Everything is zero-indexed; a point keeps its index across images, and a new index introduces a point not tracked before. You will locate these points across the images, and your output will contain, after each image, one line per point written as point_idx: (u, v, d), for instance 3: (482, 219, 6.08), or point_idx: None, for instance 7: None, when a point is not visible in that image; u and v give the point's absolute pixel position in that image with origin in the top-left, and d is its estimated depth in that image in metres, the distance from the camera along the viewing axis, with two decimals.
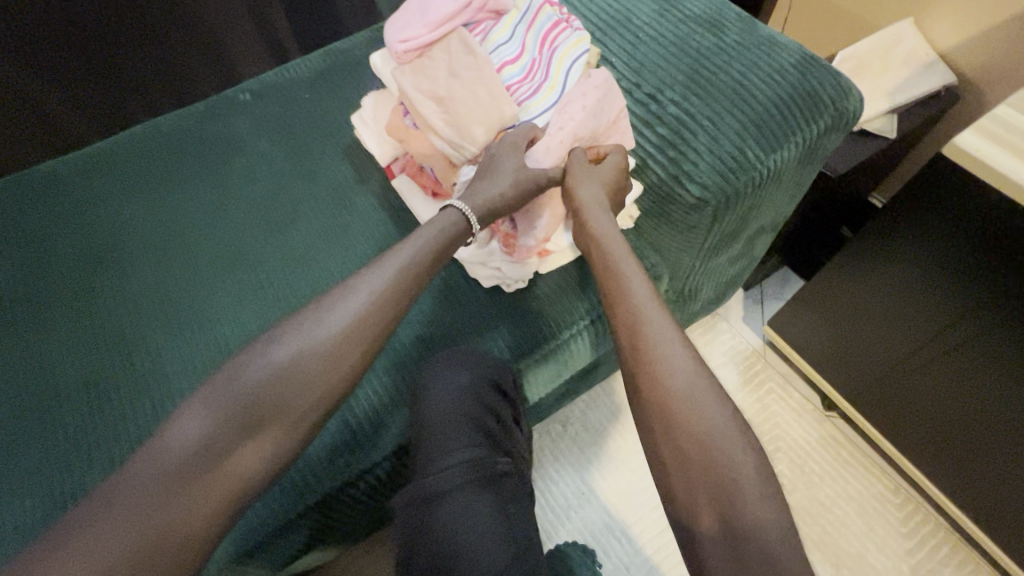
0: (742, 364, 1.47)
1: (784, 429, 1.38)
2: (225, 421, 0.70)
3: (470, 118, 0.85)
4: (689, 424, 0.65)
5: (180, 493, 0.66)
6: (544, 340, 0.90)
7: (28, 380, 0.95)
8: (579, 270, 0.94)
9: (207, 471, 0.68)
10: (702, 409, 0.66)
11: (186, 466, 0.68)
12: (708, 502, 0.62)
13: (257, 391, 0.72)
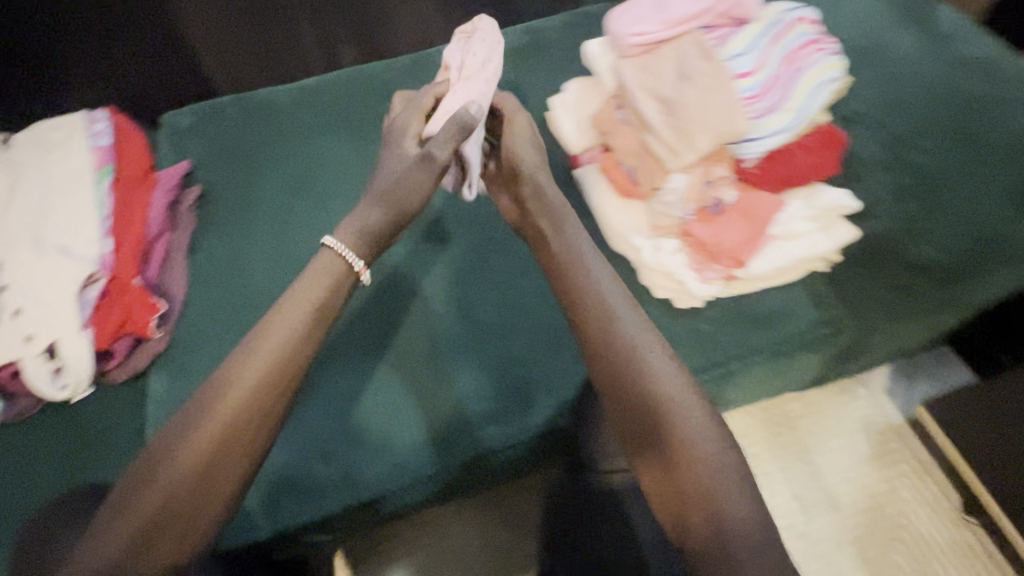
0: (874, 439, 1.34)
1: (910, 522, 1.25)
2: (237, 374, 0.65)
3: (694, 123, 0.81)
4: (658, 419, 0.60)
5: (194, 441, 0.61)
6: (709, 364, 0.85)
7: (212, 277, 1.03)
8: (762, 302, 0.88)
9: (222, 421, 0.62)
10: (689, 413, 0.60)
11: (203, 417, 0.62)
12: (676, 496, 0.57)
13: (267, 340, 0.67)
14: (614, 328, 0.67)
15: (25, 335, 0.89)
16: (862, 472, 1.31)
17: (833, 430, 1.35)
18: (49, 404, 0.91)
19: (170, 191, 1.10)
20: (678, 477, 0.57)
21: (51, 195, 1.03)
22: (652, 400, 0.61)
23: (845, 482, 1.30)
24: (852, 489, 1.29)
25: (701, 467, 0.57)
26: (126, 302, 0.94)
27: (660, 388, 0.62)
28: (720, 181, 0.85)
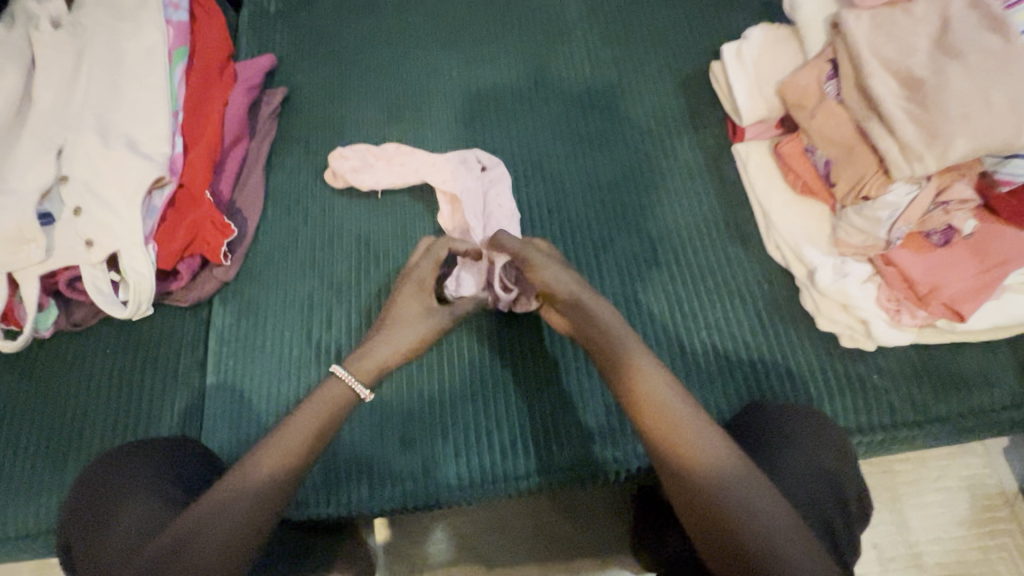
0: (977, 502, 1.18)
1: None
2: (267, 453, 0.55)
3: (955, 123, 0.59)
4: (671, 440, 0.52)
5: (209, 536, 0.49)
6: (870, 425, 0.69)
7: (289, 202, 0.90)
8: (953, 362, 0.71)
9: (243, 513, 0.51)
10: (696, 434, 0.52)
11: (222, 510, 0.51)
12: (707, 534, 0.48)
13: (291, 428, 0.57)
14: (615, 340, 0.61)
15: (85, 240, 0.79)
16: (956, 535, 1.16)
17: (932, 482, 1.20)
18: (106, 318, 0.82)
19: (251, 91, 0.95)
20: (713, 511, 0.48)
21: (121, 76, 0.89)
22: (682, 432, 0.52)
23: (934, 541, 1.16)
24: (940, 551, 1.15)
25: (751, 507, 0.48)
26: (194, 218, 0.82)
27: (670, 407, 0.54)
28: (957, 205, 0.64)
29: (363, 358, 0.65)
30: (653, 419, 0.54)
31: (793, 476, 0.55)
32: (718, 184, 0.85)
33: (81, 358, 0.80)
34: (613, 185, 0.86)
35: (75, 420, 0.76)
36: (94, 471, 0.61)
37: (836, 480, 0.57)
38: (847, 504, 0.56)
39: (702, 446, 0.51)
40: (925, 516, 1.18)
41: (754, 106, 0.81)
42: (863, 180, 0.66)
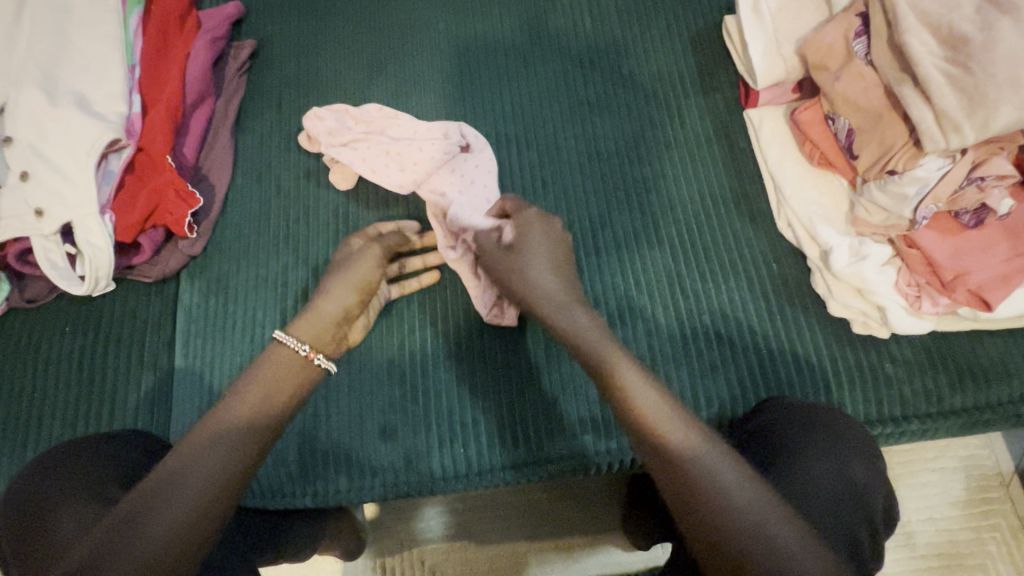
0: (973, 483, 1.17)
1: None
2: (213, 428, 0.51)
3: (1002, 89, 0.53)
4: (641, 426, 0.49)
5: (163, 513, 0.45)
6: (880, 418, 0.65)
7: (260, 169, 0.82)
8: (973, 351, 0.66)
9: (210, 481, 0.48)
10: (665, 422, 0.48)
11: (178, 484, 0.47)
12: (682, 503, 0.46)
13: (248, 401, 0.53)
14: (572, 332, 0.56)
15: (34, 209, 0.72)
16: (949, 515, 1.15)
17: (928, 463, 1.19)
18: (64, 294, 0.76)
19: (216, 43, 0.86)
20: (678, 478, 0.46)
21: (68, 23, 0.80)
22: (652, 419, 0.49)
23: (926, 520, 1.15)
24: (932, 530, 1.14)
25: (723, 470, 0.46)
26: (154, 186, 0.75)
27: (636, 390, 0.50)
28: (995, 180, 0.57)
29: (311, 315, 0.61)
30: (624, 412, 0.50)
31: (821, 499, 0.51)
32: (727, 154, 0.78)
33: (37, 339, 0.74)
34: (613, 154, 0.79)
35: (33, 404, 0.71)
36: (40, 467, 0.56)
37: (862, 495, 0.53)
38: (871, 524, 0.52)
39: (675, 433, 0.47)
40: (919, 496, 1.17)
41: (772, 67, 0.73)
42: (891, 151, 0.60)
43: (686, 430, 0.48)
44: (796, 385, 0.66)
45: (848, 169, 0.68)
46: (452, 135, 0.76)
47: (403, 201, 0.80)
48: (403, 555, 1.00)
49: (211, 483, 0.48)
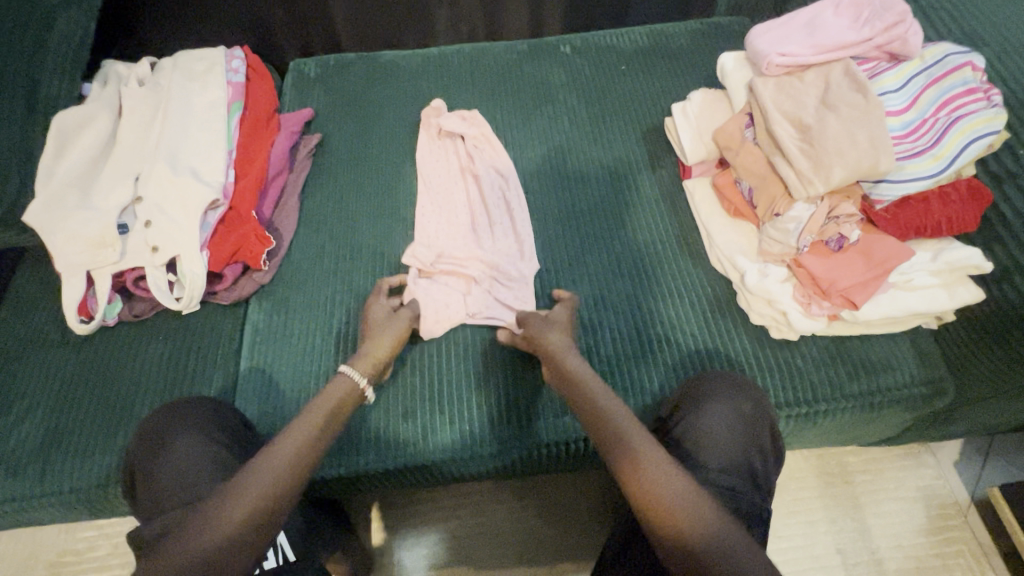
0: (932, 512, 1.28)
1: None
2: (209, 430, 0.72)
3: (833, 156, 0.78)
4: (635, 466, 0.61)
5: (240, 502, 0.60)
6: (795, 400, 0.83)
7: (319, 223, 1.08)
8: (863, 351, 0.86)
9: (286, 466, 0.64)
10: (664, 473, 0.60)
11: (266, 467, 0.63)
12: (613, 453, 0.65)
13: (316, 410, 0.71)
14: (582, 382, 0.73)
15: (152, 246, 0.97)
16: (914, 541, 1.25)
17: (890, 493, 1.30)
18: (160, 312, 0.99)
19: (292, 135, 1.17)
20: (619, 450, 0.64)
21: (190, 123, 1.11)
22: (643, 460, 0.62)
23: (892, 546, 1.25)
24: (898, 556, 1.23)
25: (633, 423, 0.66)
26: (241, 232, 1.01)
27: (630, 434, 0.64)
28: (846, 219, 0.82)
29: (354, 359, 0.81)
30: (631, 468, 0.62)
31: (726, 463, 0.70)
32: (671, 212, 1.04)
33: (138, 345, 0.95)
34: (586, 213, 1.05)
35: (130, 394, 0.90)
36: (148, 421, 0.75)
37: (751, 429, 0.73)
38: (764, 449, 0.73)
39: (674, 493, 0.58)
40: (884, 523, 1.27)
41: (696, 150, 1.02)
42: (774, 200, 0.85)
43: (672, 471, 0.61)
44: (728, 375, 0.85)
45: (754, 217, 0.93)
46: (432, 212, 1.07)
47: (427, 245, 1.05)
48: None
49: (289, 464, 0.64)
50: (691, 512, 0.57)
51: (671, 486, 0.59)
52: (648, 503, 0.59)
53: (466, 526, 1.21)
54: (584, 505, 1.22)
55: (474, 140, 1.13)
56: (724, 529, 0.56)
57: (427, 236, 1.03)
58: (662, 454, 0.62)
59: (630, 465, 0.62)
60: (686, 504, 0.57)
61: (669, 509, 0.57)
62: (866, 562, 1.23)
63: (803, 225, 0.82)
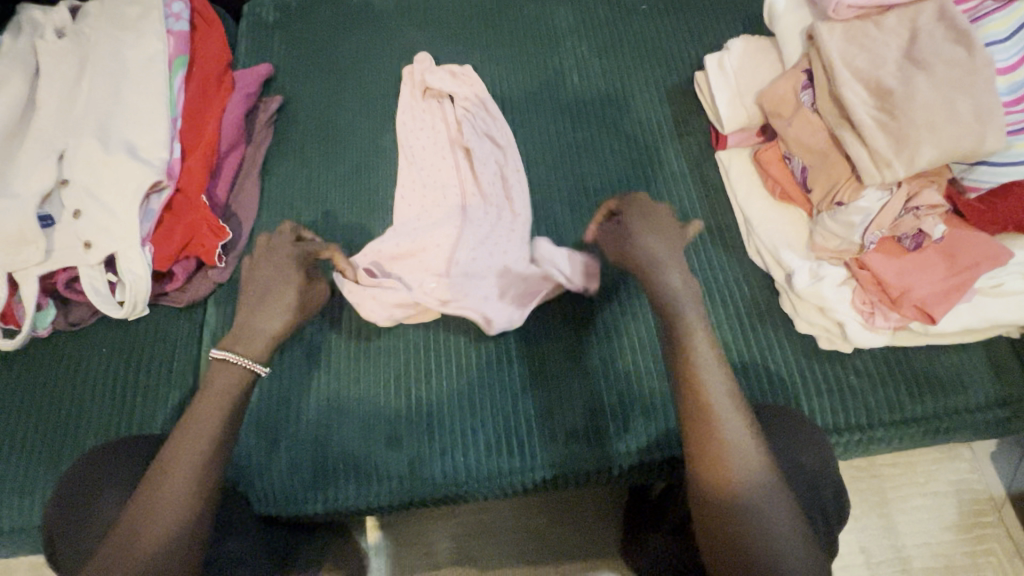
0: (964, 508, 1.07)
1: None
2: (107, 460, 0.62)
3: (922, 132, 0.62)
4: (710, 421, 0.55)
5: (166, 507, 0.53)
6: (847, 425, 0.71)
7: (284, 207, 0.92)
8: (929, 365, 0.72)
9: (201, 458, 0.56)
10: (739, 439, 0.54)
11: (174, 467, 0.55)
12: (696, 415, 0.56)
13: (210, 394, 0.60)
14: (671, 304, 0.61)
15: (84, 241, 0.81)
16: (944, 539, 1.05)
17: (919, 488, 1.09)
18: (103, 317, 0.84)
19: (248, 98, 0.98)
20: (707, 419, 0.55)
21: (122, 83, 0.92)
22: (720, 413, 0.55)
23: (919, 543, 1.05)
24: (927, 555, 1.04)
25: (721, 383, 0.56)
26: (190, 221, 0.85)
27: (711, 378, 0.56)
28: (928, 210, 0.66)
29: (249, 337, 0.65)
30: (703, 419, 0.55)
31: (791, 467, 0.58)
32: (701, 190, 0.87)
33: (78, 358, 0.82)
34: (600, 192, 0.88)
35: (70, 416, 0.77)
36: (74, 468, 0.62)
37: (816, 485, 0.58)
38: (827, 510, 0.58)
39: (738, 447, 0.54)
40: (911, 520, 1.07)
41: (735, 115, 0.84)
42: (836, 186, 0.69)
43: (749, 432, 0.55)
44: (768, 395, 0.72)
45: (805, 203, 0.78)
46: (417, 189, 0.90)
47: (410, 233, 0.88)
48: None
49: (201, 455, 0.57)
50: (754, 478, 0.53)
51: (746, 452, 0.54)
52: (715, 459, 0.54)
53: (459, 526, 1.01)
54: (596, 501, 1.01)
55: (467, 99, 0.94)
56: (777, 490, 0.53)
57: (411, 222, 0.87)
58: (737, 404, 0.56)
59: (703, 414, 0.55)
60: (749, 465, 0.53)
61: (731, 473, 0.53)
62: (892, 562, 1.04)
63: (875, 217, 0.67)
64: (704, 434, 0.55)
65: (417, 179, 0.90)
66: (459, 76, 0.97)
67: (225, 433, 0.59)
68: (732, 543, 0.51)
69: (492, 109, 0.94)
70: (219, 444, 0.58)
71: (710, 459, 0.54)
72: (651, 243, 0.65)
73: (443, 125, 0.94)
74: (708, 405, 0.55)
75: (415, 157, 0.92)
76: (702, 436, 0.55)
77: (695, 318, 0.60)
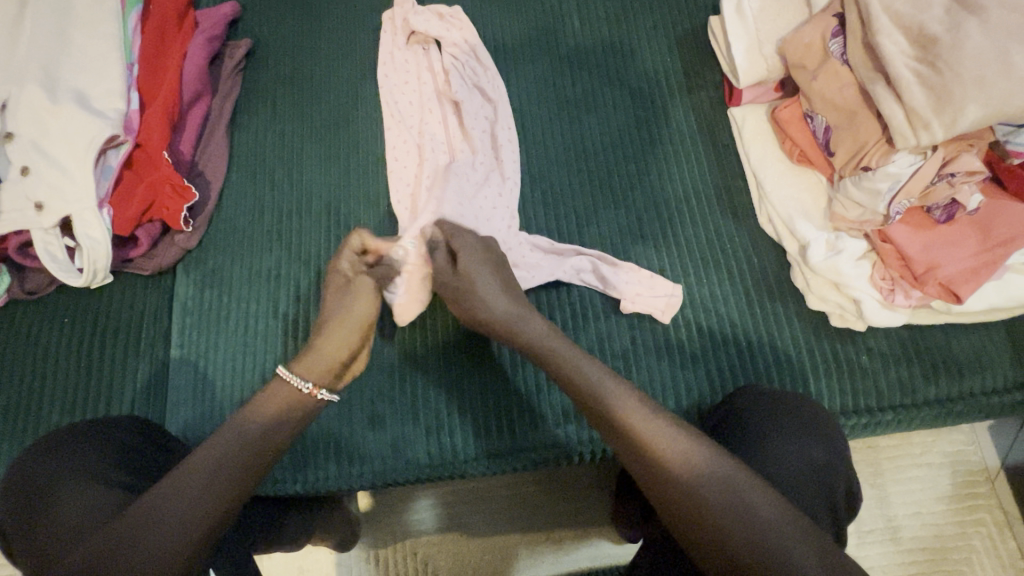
0: (959, 478, 0.95)
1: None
2: (75, 454, 0.58)
3: (968, 88, 0.55)
4: (636, 447, 0.50)
5: (172, 517, 0.48)
6: (855, 408, 0.67)
7: (256, 165, 0.84)
8: (946, 345, 0.68)
9: (228, 472, 0.51)
10: (676, 448, 0.49)
11: (195, 472, 0.51)
12: (623, 442, 0.51)
13: (260, 410, 0.57)
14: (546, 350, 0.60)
15: (35, 203, 0.74)
16: (935, 510, 0.93)
17: (914, 458, 0.96)
18: (63, 285, 0.78)
19: (212, 41, 0.88)
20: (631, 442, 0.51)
21: (69, 23, 0.82)
22: (638, 431, 0.51)
23: (910, 512, 0.93)
24: (917, 525, 0.93)
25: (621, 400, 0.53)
26: (151, 181, 0.77)
27: (620, 405, 0.53)
28: (964, 176, 0.61)
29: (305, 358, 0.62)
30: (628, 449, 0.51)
31: (793, 461, 0.56)
32: (711, 152, 0.80)
33: (39, 329, 0.76)
34: (599, 151, 0.80)
35: (34, 391, 0.73)
36: (27, 461, 0.58)
37: (827, 480, 0.56)
38: (839, 506, 0.56)
39: (679, 457, 0.48)
40: (903, 491, 0.95)
41: (753, 66, 0.75)
42: (863, 149, 0.63)
43: (675, 436, 0.50)
44: (773, 376, 0.68)
45: (825, 167, 0.71)
46: (398, 146, 0.82)
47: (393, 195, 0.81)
48: (395, 546, 0.96)
49: (229, 469, 0.52)
50: (707, 479, 0.47)
51: (687, 459, 0.48)
52: (663, 484, 0.48)
53: (451, 494, 0.98)
54: (590, 475, 0.98)
55: (456, 45, 0.85)
56: (746, 483, 0.46)
57: (395, 186, 0.80)
58: (657, 414, 0.52)
59: (628, 441, 0.51)
60: (694, 474, 0.47)
61: (682, 492, 0.47)
62: (881, 533, 0.92)
63: (906, 183, 0.61)
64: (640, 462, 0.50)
65: (400, 135, 0.82)
66: (447, 16, 0.87)
67: (256, 451, 0.54)
68: (722, 563, 0.44)
69: (483, 56, 0.84)
70: (251, 463, 0.53)
71: (655, 484, 0.49)
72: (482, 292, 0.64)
73: (429, 73, 0.85)
74: (625, 431, 0.51)
75: (398, 111, 0.84)
76: (638, 469, 0.50)
77: (569, 354, 0.59)
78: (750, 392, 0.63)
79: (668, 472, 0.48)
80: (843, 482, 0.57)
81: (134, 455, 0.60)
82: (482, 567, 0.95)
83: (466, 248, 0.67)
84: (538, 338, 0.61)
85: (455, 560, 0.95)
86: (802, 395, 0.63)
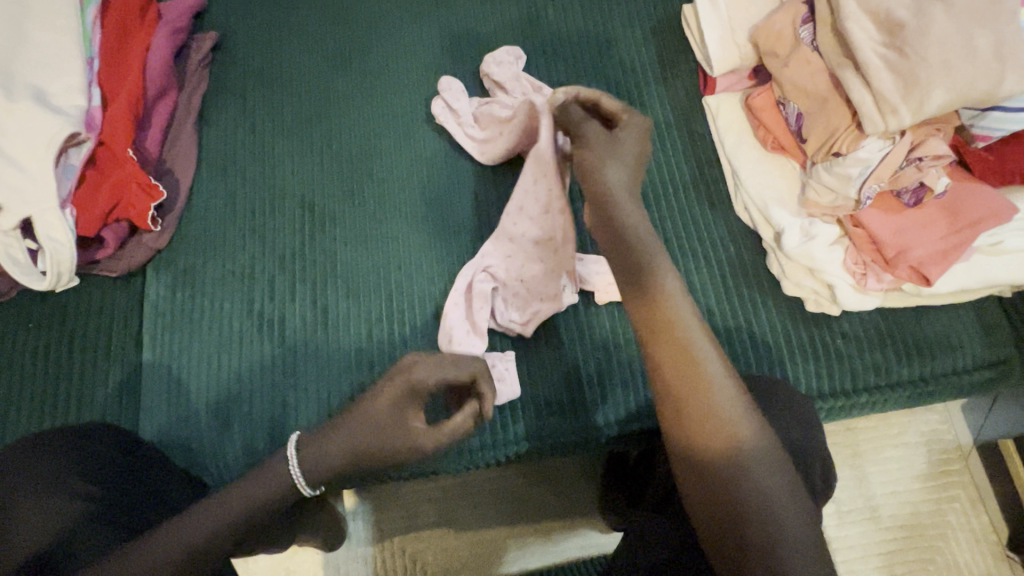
0: (934, 457, 0.97)
1: (951, 550, 0.93)
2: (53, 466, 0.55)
3: (933, 73, 0.56)
4: (693, 377, 0.47)
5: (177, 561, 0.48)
6: (831, 391, 0.68)
7: (227, 163, 0.82)
8: (918, 326, 0.69)
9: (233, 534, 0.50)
10: (728, 398, 0.46)
11: (208, 529, 0.49)
12: (680, 368, 0.47)
13: None
14: (636, 238, 0.52)
15: None
16: (912, 488, 0.96)
17: (890, 439, 0.98)
18: (27, 289, 0.76)
19: (176, 35, 0.85)
20: (688, 375, 0.47)
21: (24, 16, 0.78)
22: (702, 364, 0.47)
23: (887, 491, 0.96)
24: (894, 504, 0.95)
25: (686, 324, 0.48)
26: (116, 180, 0.75)
27: (687, 326, 0.48)
28: (932, 160, 0.62)
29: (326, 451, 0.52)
30: (680, 373, 0.47)
31: None
32: (688, 141, 0.80)
33: (2, 336, 0.74)
34: None
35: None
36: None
37: (805, 461, 0.57)
38: (815, 487, 0.57)
39: (729, 406, 0.46)
40: (881, 472, 0.97)
41: (727, 54, 0.76)
42: (834, 135, 0.63)
43: (730, 383, 0.47)
44: (752, 361, 0.68)
45: (798, 154, 0.71)
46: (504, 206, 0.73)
47: (366, 190, 0.80)
48: (383, 544, 0.95)
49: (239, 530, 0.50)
50: (748, 439, 0.45)
51: (735, 410, 0.46)
52: (702, 426, 0.46)
53: (438, 489, 0.97)
54: (576, 467, 0.98)
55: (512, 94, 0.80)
56: (774, 453, 0.46)
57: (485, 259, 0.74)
58: (719, 354, 0.48)
59: (682, 365, 0.47)
60: (739, 425, 0.46)
61: (725, 438, 0.45)
62: (860, 513, 0.95)
63: (879, 167, 0.62)
64: (686, 394, 0.46)
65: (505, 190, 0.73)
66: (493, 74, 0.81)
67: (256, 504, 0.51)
68: (736, 522, 0.44)
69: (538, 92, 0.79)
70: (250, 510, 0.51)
71: (697, 427, 0.46)
72: (605, 169, 0.56)
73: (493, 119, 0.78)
74: (688, 358, 0.47)
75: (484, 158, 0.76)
76: (684, 405, 0.46)
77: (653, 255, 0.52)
78: (747, 378, 0.63)
79: (716, 416, 0.46)
80: (820, 463, 0.58)
81: (115, 473, 0.58)
82: (470, 562, 0.95)
83: (588, 126, 0.59)
84: (631, 224, 0.53)
85: (443, 555, 0.95)
86: (777, 379, 0.64)
